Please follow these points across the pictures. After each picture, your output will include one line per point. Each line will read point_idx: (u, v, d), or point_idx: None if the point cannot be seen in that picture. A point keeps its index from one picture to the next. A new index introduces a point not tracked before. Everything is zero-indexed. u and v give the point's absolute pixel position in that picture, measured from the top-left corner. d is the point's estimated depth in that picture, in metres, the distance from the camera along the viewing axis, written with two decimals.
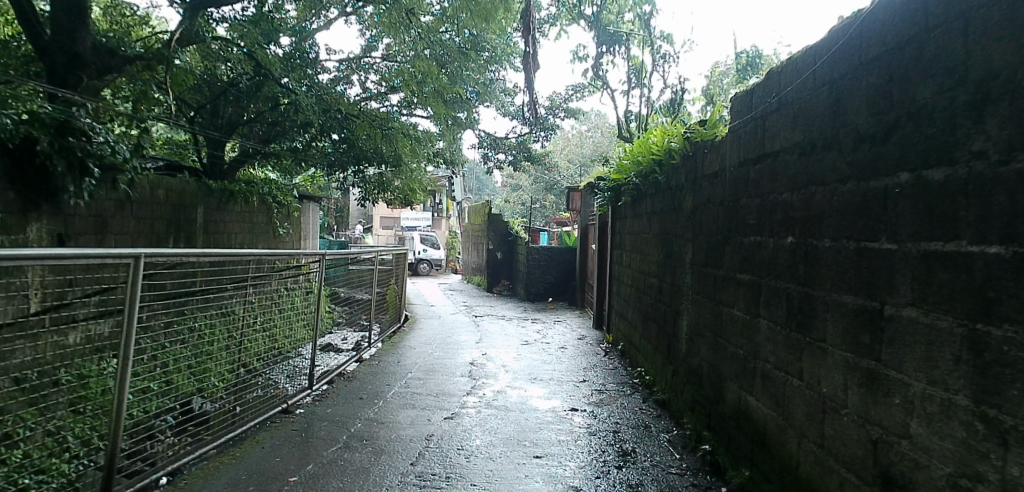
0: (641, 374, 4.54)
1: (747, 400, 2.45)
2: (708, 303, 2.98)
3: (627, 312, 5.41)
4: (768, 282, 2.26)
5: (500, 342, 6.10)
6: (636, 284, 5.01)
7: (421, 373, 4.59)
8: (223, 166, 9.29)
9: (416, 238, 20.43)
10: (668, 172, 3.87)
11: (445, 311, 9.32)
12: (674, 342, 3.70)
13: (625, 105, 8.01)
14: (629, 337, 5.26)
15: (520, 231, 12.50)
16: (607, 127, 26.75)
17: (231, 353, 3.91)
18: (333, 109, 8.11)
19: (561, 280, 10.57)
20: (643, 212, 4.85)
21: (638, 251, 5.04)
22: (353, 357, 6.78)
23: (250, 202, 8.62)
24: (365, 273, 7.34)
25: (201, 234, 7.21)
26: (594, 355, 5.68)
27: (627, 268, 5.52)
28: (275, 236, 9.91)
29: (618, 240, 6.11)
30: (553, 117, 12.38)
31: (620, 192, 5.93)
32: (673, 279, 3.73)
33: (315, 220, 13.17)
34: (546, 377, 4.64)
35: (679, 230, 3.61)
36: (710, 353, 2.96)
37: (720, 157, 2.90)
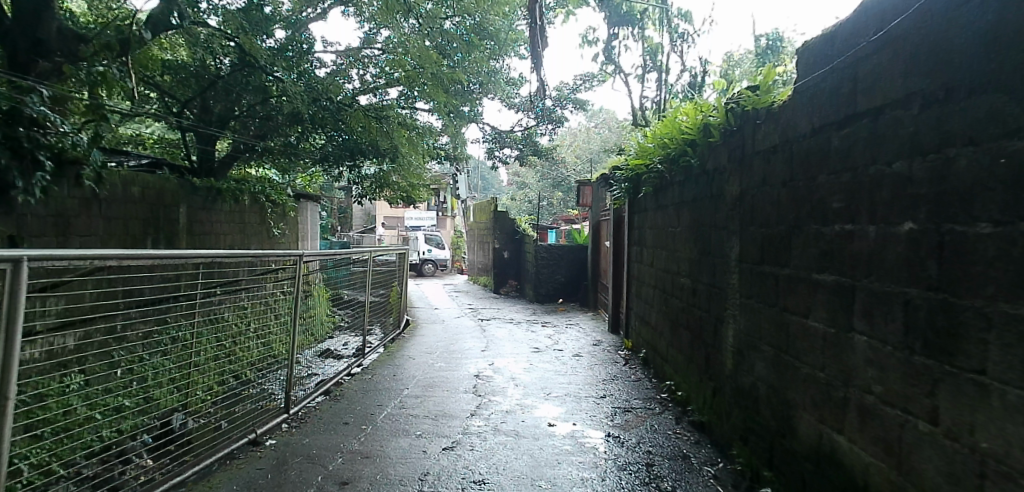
0: (670, 389, 3.96)
1: (830, 439, 1.88)
2: (767, 310, 2.41)
3: (650, 317, 4.82)
4: (868, 285, 1.69)
5: (508, 351, 5.51)
6: (661, 285, 4.42)
7: (418, 390, 4.02)
8: (214, 164, 8.79)
9: (421, 238, 19.92)
10: (703, 153, 3.29)
11: (449, 314, 8.76)
12: (713, 354, 3.12)
13: (640, 91, 7.39)
14: (653, 344, 4.66)
15: (527, 229, 11.91)
16: (614, 122, 26.02)
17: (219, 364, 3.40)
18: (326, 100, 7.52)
19: (571, 280, 9.98)
20: (669, 203, 4.25)
21: (664, 247, 4.44)
22: (353, 365, 6.24)
23: (240, 202, 8.10)
24: (364, 274, 6.78)
25: (185, 234, 6.67)
26: (613, 364, 5.10)
27: (650, 268, 4.92)
28: (269, 238, 9.41)
29: (637, 236, 5.53)
30: (561, 108, 11.75)
31: (639, 182, 5.34)
32: (711, 280, 3.15)
33: (313, 220, 12.64)
34: (560, 393, 4.05)
35: (719, 221, 3.03)
36: (769, 372, 2.39)
37: (781, 127, 2.32)
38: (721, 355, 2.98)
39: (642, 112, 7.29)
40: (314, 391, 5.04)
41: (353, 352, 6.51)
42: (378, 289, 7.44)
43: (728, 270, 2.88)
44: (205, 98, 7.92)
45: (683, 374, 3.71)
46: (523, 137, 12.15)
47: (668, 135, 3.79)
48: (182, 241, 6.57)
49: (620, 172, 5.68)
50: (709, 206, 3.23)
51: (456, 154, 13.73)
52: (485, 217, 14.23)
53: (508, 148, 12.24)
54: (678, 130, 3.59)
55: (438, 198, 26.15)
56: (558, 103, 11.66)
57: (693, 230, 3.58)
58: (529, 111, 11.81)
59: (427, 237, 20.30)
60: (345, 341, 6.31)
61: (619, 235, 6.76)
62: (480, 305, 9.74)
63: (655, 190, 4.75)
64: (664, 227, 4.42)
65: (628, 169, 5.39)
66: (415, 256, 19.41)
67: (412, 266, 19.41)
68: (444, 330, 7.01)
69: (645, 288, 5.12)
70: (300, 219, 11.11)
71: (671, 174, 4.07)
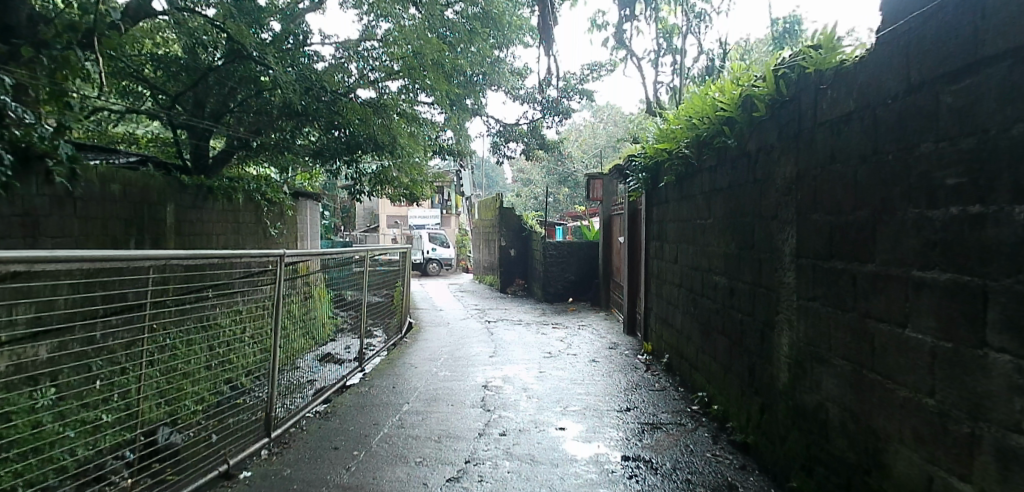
0: (701, 399, 3.53)
1: (947, 484, 1.46)
2: (840, 316, 1.98)
3: (675, 318, 4.37)
4: (1011, 286, 1.26)
5: (519, 357, 5.10)
6: (688, 284, 3.98)
7: (418, 405, 3.59)
8: (208, 161, 8.41)
9: (425, 237, 19.56)
10: (743, 132, 2.87)
11: (455, 316, 8.33)
12: (758, 364, 2.70)
13: (654, 76, 6.94)
14: (679, 349, 4.23)
15: (535, 225, 11.47)
16: (620, 117, 25.51)
17: (212, 371, 3.03)
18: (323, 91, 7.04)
19: (582, 278, 9.55)
20: (696, 193, 3.81)
21: (689, 242, 4.00)
22: (354, 369, 5.84)
23: (234, 200, 7.71)
24: (366, 274, 6.34)
25: (174, 235, 6.28)
26: (635, 369, 4.68)
27: (672, 265, 4.47)
28: (267, 238, 9.04)
29: (657, 230, 5.09)
30: (567, 100, 11.30)
31: (660, 171, 4.90)
32: (756, 277, 2.72)
33: (314, 219, 12.23)
34: (579, 406, 3.62)
35: (767, 210, 2.59)
36: (844, 391, 1.96)
37: (855, 91, 1.90)
38: (772, 365, 2.55)
39: (657, 99, 6.84)
40: (312, 400, 4.66)
41: (356, 356, 6.12)
42: (381, 290, 7.01)
43: (782, 266, 2.45)
44: (196, 92, 7.53)
45: (719, 385, 3.27)
46: (529, 130, 11.69)
47: (697, 115, 3.35)
48: (172, 243, 6.18)
49: (636, 162, 5.24)
50: (752, 192, 2.79)
51: (459, 149, 13.29)
52: (490, 214, 13.82)
53: (514, 143, 11.79)
54: (711, 108, 3.15)
55: (442, 195, 25.73)
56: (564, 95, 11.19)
57: (730, 221, 3.14)
58: (534, 103, 11.35)
59: (431, 236, 19.90)
60: (347, 345, 5.90)
61: (634, 230, 6.31)
62: (486, 305, 9.31)
63: (677, 179, 4.32)
64: (690, 220, 3.97)
65: (646, 157, 4.94)
66: (419, 255, 19.01)
67: (417, 266, 19.02)
68: (449, 333, 6.56)
69: (667, 287, 4.67)
70: (299, 218, 10.72)
71: (700, 160, 3.63)
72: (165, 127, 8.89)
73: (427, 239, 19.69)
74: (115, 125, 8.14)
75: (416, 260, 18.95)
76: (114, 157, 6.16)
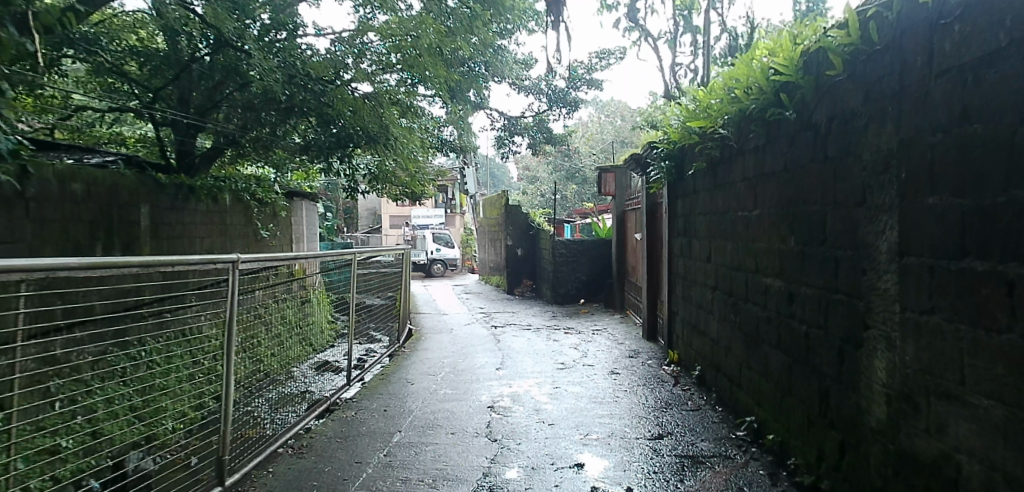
0: (749, 423, 2.96)
1: None
2: (981, 339, 1.42)
3: (708, 324, 3.81)
4: None
5: (529, 368, 4.57)
6: (725, 287, 3.42)
7: (412, 434, 3.04)
8: (194, 159, 7.89)
9: (429, 237, 19.15)
10: (808, 98, 2.29)
11: (460, 320, 7.79)
12: (837, 390, 2.13)
13: (672, 58, 6.34)
14: (714, 361, 3.65)
15: (542, 223, 10.91)
16: (628, 111, 24.83)
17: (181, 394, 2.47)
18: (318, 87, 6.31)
19: (593, 279, 8.97)
20: (734, 180, 3.24)
21: (725, 237, 3.43)
22: (354, 379, 5.31)
23: (220, 201, 7.22)
24: (365, 277, 5.83)
25: (150, 238, 5.77)
26: (662, 383, 4.11)
27: (704, 264, 3.90)
28: (258, 240, 8.52)
29: (683, 225, 4.52)
30: (575, 90, 10.68)
31: (687, 159, 4.33)
32: (832, 280, 2.15)
33: (312, 219, 11.75)
34: (601, 433, 3.04)
35: (849, 196, 2.03)
36: (991, 442, 1.40)
37: (1005, 21, 1.33)
38: (859, 394, 1.98)
39: (676, 83, 6.24)
40: (305, 414, 4.16)
41: (356, 363, 5.62)
42: (382, 293, 6.49)
43: (874, 268, 1.88)
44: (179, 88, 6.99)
45: (777, 409, 2.70)
46: (535, 123, 11.07)
47: (740, 85, 2.78)
48: (149, 247, 5.69)
49: (657, 150, 4.67)
50: (824, 174, 2.21)
51: (460, 144, 12.76)
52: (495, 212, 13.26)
53: (520, 137, 11.20)
54: (760, 75, 2.58)
55: (446, 194, 25.26)
56: (572, 84, 10.53)
57: (786, 212, 2.57)
58: (540, 95, 10.75)
59: (435, 236, 19.45)
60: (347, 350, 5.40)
61: (654, 226, 5.74)
62: (491, 308, 8.76)
63: (707, 167, 3.76)
64: (726, 212, 3.41)
65: (667, 143, 4.38)
66: (423, 256, 18.59)
67: (420, 267, 18.61)
68: (453, 341, 6.01)
69: (696, 289, 4.11)
70: (295, 219, 10.26)
71: (741, 141, 3.07)
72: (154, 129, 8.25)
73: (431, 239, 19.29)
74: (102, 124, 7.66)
75: (420, 261, 18.52)
76: (91, 156, 5.70)
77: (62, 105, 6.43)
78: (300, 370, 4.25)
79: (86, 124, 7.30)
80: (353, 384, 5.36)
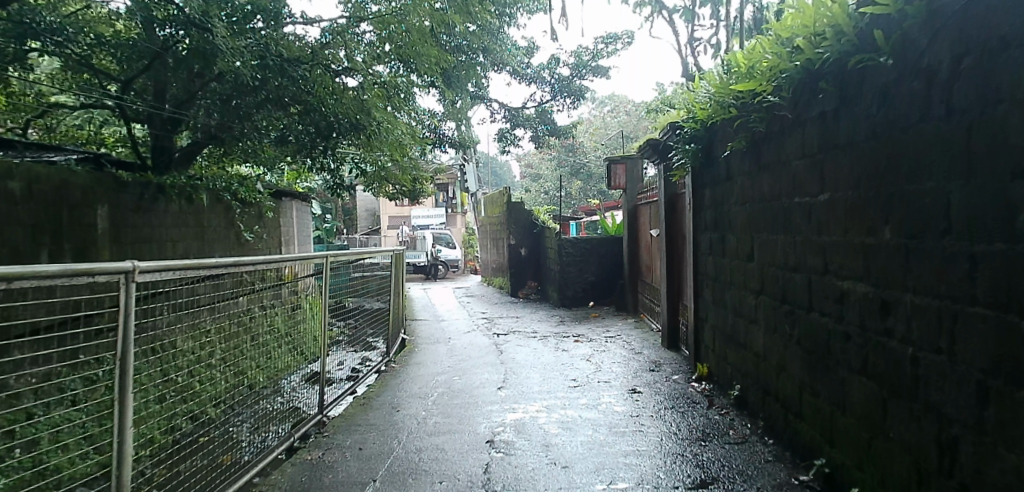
0: (819, 466, 2.33)
1: None
2: None
3: (750, 335, 3.18)
4: None
5: (537, 386, 3.97)
6: (777, 289, 2.80)
7: (388, 487, 2.39)
8: (173, 158, 7.28)
9: (428, 238, 18.50)
10: (918, 33, 1.66)
11: (460, 325, 7.17)
12: (979, 445, 1.49)
13: (690, 32, 5.67)
14: (761, 380, 3.01)
15: (547, 220, 10.27)
16: (632, 105, 24.16)
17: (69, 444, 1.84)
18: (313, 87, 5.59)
19: (601, 279, 8.31)
20: (789, 159, 2.62)
21: (774, 232, 2.80)
22: (346, 393, 4.74)
23: (197, 202, 6.62)
24: (358, 281, 5.25)
25: (108, 243, 5.15)
26: (693, 405, 3.47)
27: (742, 263, 3.28)
28: (241, 244, 7.92)
29: (712, 218, 3.88)
30: (580, 77, 10.00)
31: (717, 140, 3.68)
32: (967, 290, 1.51)
33: (303, 220, 11.10)
34: (628, 480, 2.41)
35: (997, 168, 1.39)
36: None
37: None
38: (1021, 456, 1.34)
39: (696, 60, 5.58)
40: (287, 436, 3.61)
41: (347, 374, 5.04)
42: (378, 297, 5.90)
43: None
44: None
45: (862, 454, 2.07)
46: (537, 114, 10.36)
47: (806, 31, 2.14)
48: (108, 253, 5.08)
49: (680, 131, 4.03)
50: (947, 139, 1.58)
51: (459, 139, 12.10)
52: (497, 210, 12.63)
53: (522, 130, 10.50)
54: (837, 12, 1.93)
55: (446, 192, 24.73)
56: (576, 72, 9.88)
57: (878, 195, 1.93)
58: (542, 83, 10.05)
59: (435, 236, 18.82)
60: (341, 359, 4.87)
61: (674, 221, 5.10)
62: (494, 312, 8.15)
63: (747, 149, 3.13)
64: (775, 201, 2.78)
65: (693, 124, 3.75)
66: (425, 258, 17.74)
67: (422, 269, 17.77)
68: (451, 352, 5.38)
69: (731, 292, 3.50)
70: (284, 220, 9.63)
71: (803, 109, 2.42)
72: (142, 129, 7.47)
73: (431, 240, 18.69)
74: (77, 122, 7.00)
75: (422, 263, 17.70)
76: (54, 156, 5.11)
77: (32, 102, 5.86)
78: (291, 382, 3.70)
79: (59, 122, 6.66)
80: (345, 398, 4.79)
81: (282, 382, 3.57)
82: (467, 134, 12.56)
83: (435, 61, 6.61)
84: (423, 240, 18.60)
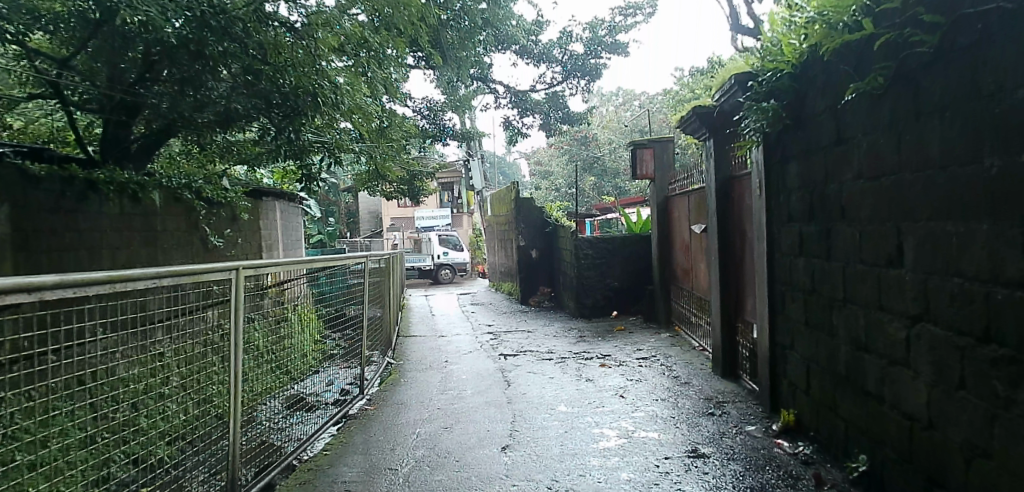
0: None
1: None
2: None
3: (894, 384, 2.03)
4: None
5: (558, 443, 2.86)
6: (967, 318, 1.64)
7: None
8: (127, 151, 6.18)
9: (436, 240, 17.56)
10: None
11: (463, 342, 6.05)
12: None
13: None
14: (927, 461, 1.86)
15: (559, 218, 9.11)
16: (645, 97, 22.94)
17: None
18: (284, 73, 4.24)
19: (626, 285, 7.13)
20: (1001, 85, 1.49)
21: (967, 219, 1.64)
22: (333, 419, 3.78)
23: (147, 202, 5.55)
24: (347, 290, 4.23)
25: (10, 252, 4.05)
26: (791, 481, 2.32)
27: (873, 270, 2.13)
28: (208, 250, 6.82)
29: (802, 203, 2.74)
30: (595, 56, 8.79)
31: (815, 88, 2.54)
32: None
33: (291, 222, 10.03)
34: None
35: None
36: None
37: None
38: None
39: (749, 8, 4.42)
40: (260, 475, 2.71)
41: (336, 397, 4.04)
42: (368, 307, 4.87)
43: None
44: None
45: None
46: (547, 100, 9.19)
47: None
48: (10, 264, 4.01)
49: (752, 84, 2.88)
50: None
51: (461, 131, 10.95)
52: (504, 208, 11.51)
53: (530, 117, 9.33)
54: None
55: (451, 192, 23.67)
56: (590, 49, 8.69)
57: None
58: (552, 63, 8.84)
59: (443, 238, 17.85)
60: (330, 377, 3.88)
61: (728, 211, 3.96)
62: (502, 325, 7.01)
63: (887, 88, 1.98)
64: (967, 164, 1.64)
65: (780, 68, 2.62)
66: (430, 261, 17.36)
67: (428, 273, 17.45)
68: (453, 381, 4.32)
69: (846, 311, 2.36)
70: (266, 223, 8.58)
71: None
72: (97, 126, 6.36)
73: (438, 242, 17.72)
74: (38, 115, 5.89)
75: (426, 267, 17.34)
76: None
77: None
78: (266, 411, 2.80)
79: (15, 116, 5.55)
80: (327, 429, 3.75)
81: (260, 409, 2.75)
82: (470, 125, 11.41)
83: (425, 30, 5.48)
84: (430, 242, 17.62)
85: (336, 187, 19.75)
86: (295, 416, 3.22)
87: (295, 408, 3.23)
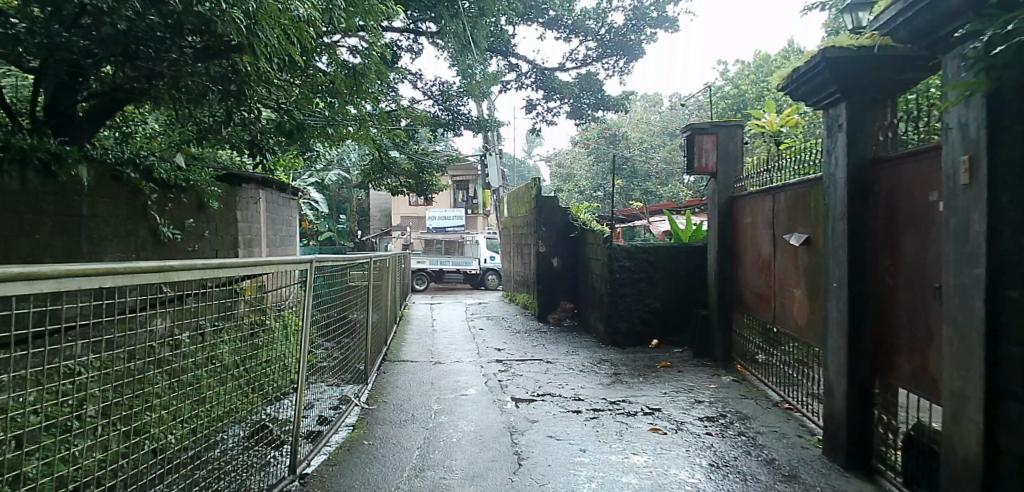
0: None
1: None
2: None
3: None
4: None
5: None
6: None
7: None
8: (79, 119, 4.89)
9: (482, 243, 16.80)
10: None
11: (466, 374, 4.71)
12: None
13: None
14: None
15: (587, 220, 7.73)
16: (677, 97, 21.59)
17: None
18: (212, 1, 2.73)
19: (669, 307, 5.72)
20: None
21: None
22: (311, 454, 2.80)
23: (67, 180, 4.28)
24: (319, 300, 3.02)
25: None
26: None
27: None
28: (161, 244, 5.48)
29: None
30: (639, 29, 7.40)
31: None
32: None
33: (279, 215, 8.76)
34: None
35: None
36: None
37: None
38: None
39: None
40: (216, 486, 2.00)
41: (309, 430, 2.92)
42: (346, 325, 3.59)
43: None
44: None
45: None
46: (579, 80, 7.82)
47: None
48: None
49: None
50: None
51: (478, 118, 9.63)
52: (522, 210, 10.18)
53: (558, 100, 7.99)
54: None
55: (467, 191, 22.44)
56: (633, 21, 7.32)
57: None
58: (586, 37, 7.46)
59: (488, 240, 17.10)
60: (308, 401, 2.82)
61: (869, 212, 2.60)
62: (516, 351, 5.63)
63: None
64: None
65: None
66: (476, 265, 16.59)
67: (472, 278, 16.64)
68: (445, 446, 2.99)
69: None
70: (245, 215, 7.29)
71: None
72: (26, 82, 5.13)
73: (484, 244, 16.97)
74: None
75: (472, 271, 16.60)
76: None
77: None
78: (228, 437, 2.05)
79: None
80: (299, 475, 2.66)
81: (222, 437, 2.03)
82: (488, 113, 10.10)
83: None
84: (477, 244, 16.83)
85: (348, 184, 18.56)
86: (260, 449, 2.32)
87: (262, 440, 2.36)
